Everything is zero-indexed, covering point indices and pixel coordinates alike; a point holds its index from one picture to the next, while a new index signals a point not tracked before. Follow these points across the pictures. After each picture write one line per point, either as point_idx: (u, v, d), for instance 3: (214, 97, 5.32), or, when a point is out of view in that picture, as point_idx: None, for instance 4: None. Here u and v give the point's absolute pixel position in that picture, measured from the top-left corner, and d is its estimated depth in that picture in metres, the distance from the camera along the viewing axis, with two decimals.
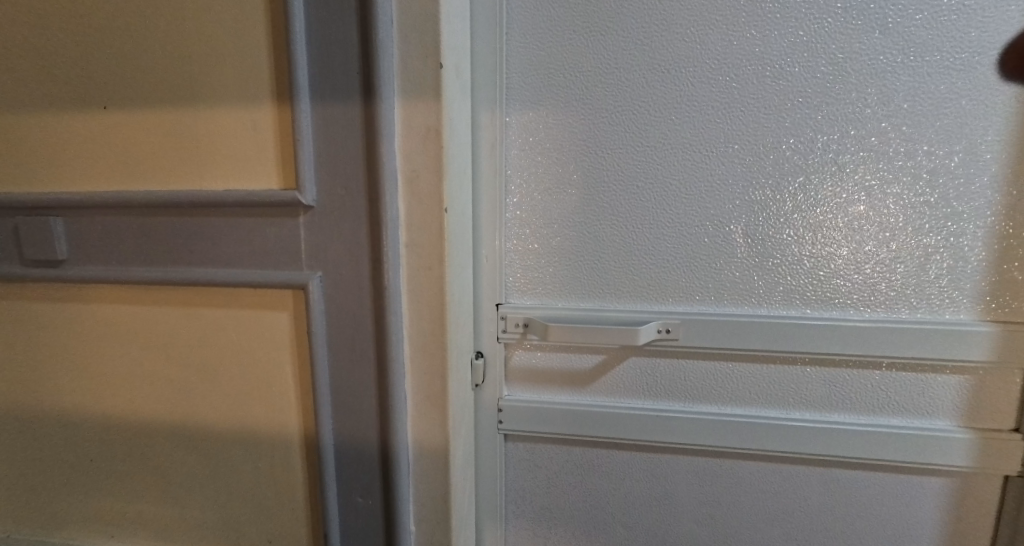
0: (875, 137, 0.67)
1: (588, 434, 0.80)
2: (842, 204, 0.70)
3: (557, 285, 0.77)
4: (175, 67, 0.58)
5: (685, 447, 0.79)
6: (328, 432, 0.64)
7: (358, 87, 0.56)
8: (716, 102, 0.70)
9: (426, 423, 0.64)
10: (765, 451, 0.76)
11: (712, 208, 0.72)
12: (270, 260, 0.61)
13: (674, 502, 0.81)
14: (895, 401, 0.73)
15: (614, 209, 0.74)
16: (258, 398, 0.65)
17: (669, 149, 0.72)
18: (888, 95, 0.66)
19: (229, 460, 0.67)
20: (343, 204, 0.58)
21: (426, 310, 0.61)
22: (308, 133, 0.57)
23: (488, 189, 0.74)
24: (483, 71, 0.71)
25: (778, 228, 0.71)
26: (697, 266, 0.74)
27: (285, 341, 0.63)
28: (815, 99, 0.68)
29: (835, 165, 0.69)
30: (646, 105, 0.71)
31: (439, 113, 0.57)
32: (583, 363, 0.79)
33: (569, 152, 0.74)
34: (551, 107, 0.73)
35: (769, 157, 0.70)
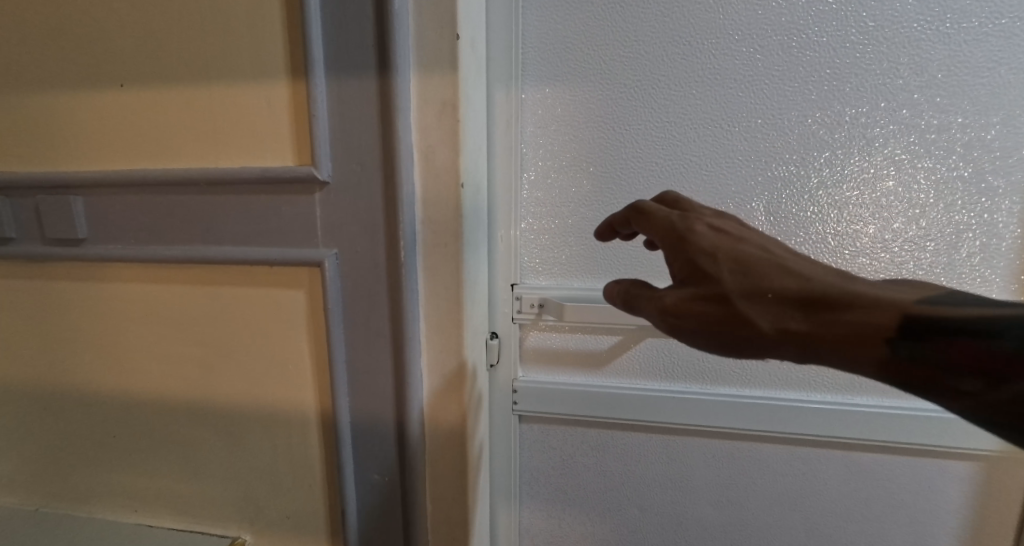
0: (907, 108, 0.64)
1: (606, 417, 0.78)
2: (869, 178, 0.67)
3: (573, 265, 0.76)
4: (197, 47, 0.60)
5: (703, 430, 0.77)
6: (345, 408, 0.65)
7: (372, 61, 0.55)
8: (739, 75, 0.67)
9: (442, 401, 0.64)
10: (785, 434, 0.75)
11: (733, 185, 0.70)
12: (288, 235, 0.62)
13: (691, 484, 0.80)
14: None
15: (631, 188, 0.72)
16: (279, 366, 0.68)
17: (690, 125, 0.69)
18: (922, 65, 0.63)
19: (255, 424, 0.71)
20: (357, 180, 0.58)
21: (442, 289, 0.61)
22: (323, 108, 0.57)
23: (504, 169, 0.73)
24: (499, 47, 0.70)
25: (801, 205, 0.69)
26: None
27: (301, 312, 0.65)
28: (843, 70, 0.65)
29: (861, 138, 0.66)
30: (667, 79, 0.69)
31: (456, 88, 0.55)
32: (601, 346, 0.77)
33: (588, 129, 0.72)
34: (568, 83, 0.71)
35: (793, 132, 0.67)
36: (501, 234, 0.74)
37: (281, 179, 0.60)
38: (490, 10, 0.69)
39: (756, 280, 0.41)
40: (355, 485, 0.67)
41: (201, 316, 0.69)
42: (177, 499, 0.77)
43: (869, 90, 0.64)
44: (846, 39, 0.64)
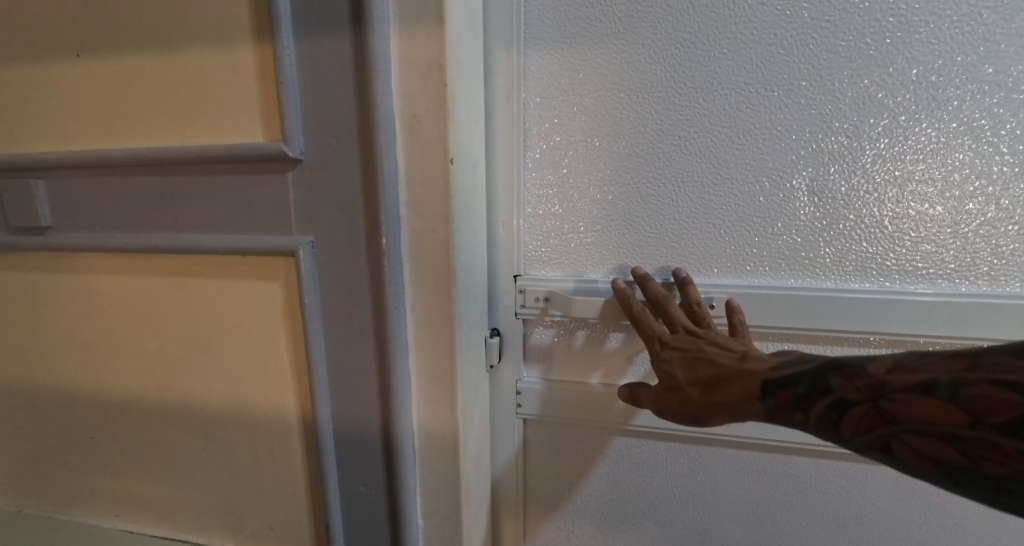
0: (990, 64, 0.54)
1: (622, 422, 0.70)
2: (937, 149, 0.57)
3: (586, 253, 0.67)
4: (155, 7, 0.53)
5: (728, 439, 0.69)
6: (326, 414, 0.58)
7: (346, 15, 0.47)
8: (782, 29, 0.58)
9: (434, 408, 0.57)
10: (822, 445, 0.66)
11: (770, 160, 0.60)
12: (257, 223, 0.55)
13: (714, 500, 0.72)
14: None
15: (651, 166, 0.63)
16: (257, 365, 0.61)
17: (720, 91, 0.60)
18: (1011, 10, 0.53)
19: (232, 433, 0.65)
20: (334, 158, 0.51)
21: (431, 281, 0.53)
22: (292, 73, 0.49)
23: (506, 144, 0.65)
24: (499, 7, 0.62)
25: (852, 182, 0.59)
26: (751, 231, 0.62)
27: (279, 305, 0.58)
28: (909, 20, 0.55)
29: (930, 99, 0.56)
30: (693, 38, 0.60)
31: (444, 45, 0.48)
32: (615, 345, 0.69)
33: (602, 98, 0.63)
34: (578, 45, 0.62)
35: (846, 95, 0.58)
36: (503, 219, 0.66)
37: (247, 156, 0.52)
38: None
39: (692, 368, 0.54)
40: (340, 498, 0.61)
41: (172, 309, 0.63)
42: (154, 508, 0.72)
43: (941, 42, 0.55)
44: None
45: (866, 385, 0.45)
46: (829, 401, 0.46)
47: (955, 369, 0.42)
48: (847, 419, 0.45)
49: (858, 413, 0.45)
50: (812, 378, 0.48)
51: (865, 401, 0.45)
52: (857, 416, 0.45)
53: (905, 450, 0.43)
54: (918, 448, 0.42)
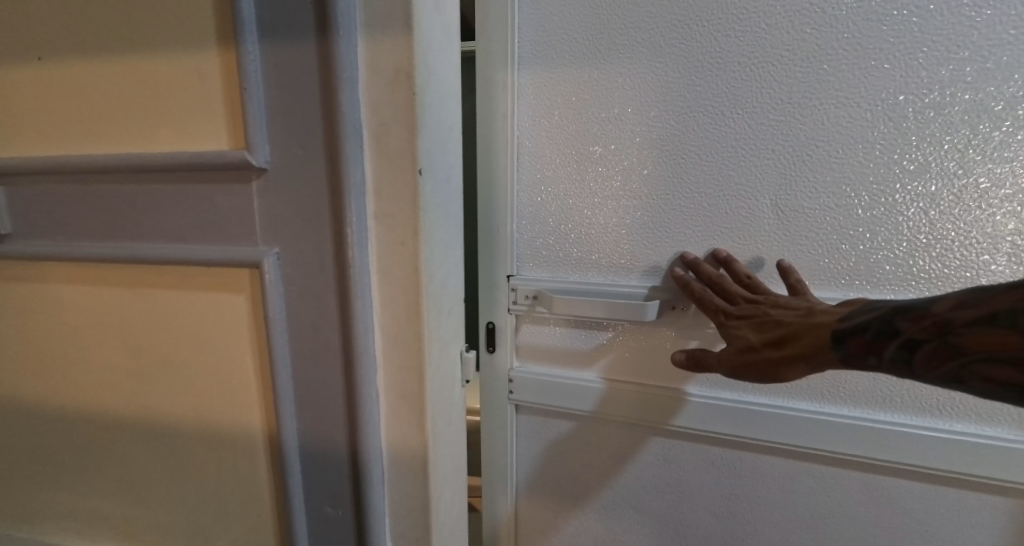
0: (935, 88, 0.60)
1: (599, 413, 0.79)
2: (897, 164, 0.62)
3: (568, 259, 0.76)
4: (120, 11, 0.51)
5: (707, 435, 0.76)
6: (291, 431, 0.56)
7: (310, 20, 0.46)
8: (744, 58, 0.64)
9: (403, 424, 0.55)
10: (795, 447, 0.72)
11: (735, 175, 0.67)
12: (221, 233, 0.53)
13: (691, 492, 0.79)
14: (957, 403, 0.66)
15: (628, 179, 0.71)
16: (222, 380, 0.59)
17: (689, 112, 0.67)
18: (953, 41, 0.58)
19: (193, 453, 0.62)
20: (300, 167, 0.49)
21: (399, 294, 0.52)
22: (256, 79, 0.48)
23: (503, 161, 0.75)
24: (493, 40, 0.72)
25: (812, 197, 0.65)
26: (719, 240, 0.69)
27: (244, 318, 0.56)
28: (859, 49, 0.61)
29: (887, 120, 0.61)
30: (665, 65, 0.67)
31: (412, 52, 0.46)
32: (594, 343, 0.78)
33: (583, 117, 0.71)
34: (560, 70, 0.71)
35: (802, 117, 0.64)
36: (501, 225, 0.77)
37: (210, 164, 0.51)
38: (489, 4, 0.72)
39: (760, 330, 0.57)
40: (306, 518, 0.59)
41: (136, 319, 0.60)
42: (115, 530, 0.69)
43: (897, 66, 0.60)
44: (873, 12, 0.60)
45: (932, 323, 0.45)
46: (898, 342, 0.47)
47: (1015, 299, 0.42)
48: (916, 358, 0.46)
49: (926, 349, 0.46)
50: (878, 324, 0.48)
51: (932, 338, 0.45)
52: (927, 354, 0.46)
53: (976, 378, 0.44)
54: (988, 376, 0.43)
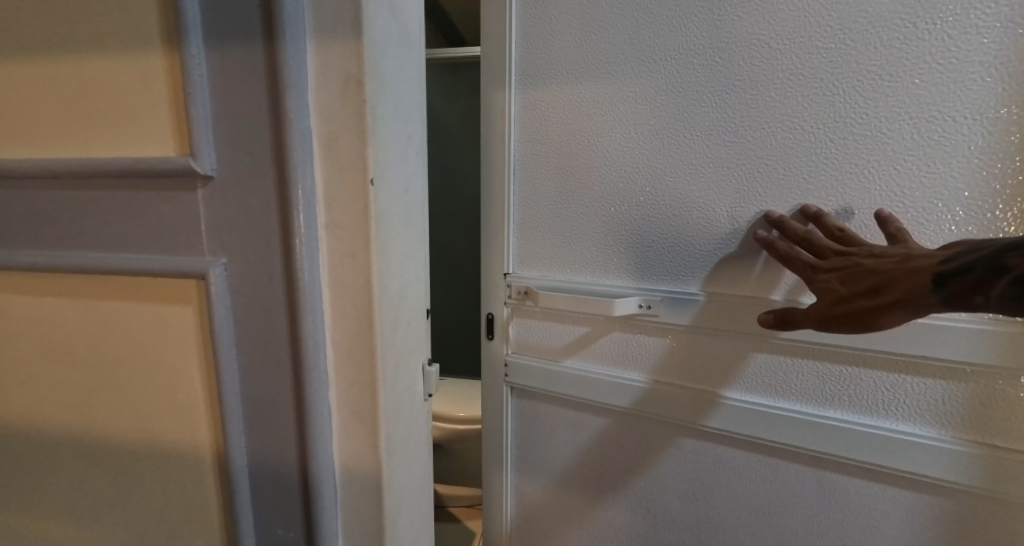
0: (874, 113, 0.64)
1: (578, 397, 0.88)
2: (840, 182, 0.66)
3: (553, 260, 0.87)
4: (60, 12, 0.49)
5: (668, 422, 0.82)
6: (239, 450, 0.54)
7: (257, 24, 0.45)
8: (701, 83, 0.72)
9: (356, 442, 0.53)
10: (747, 436, 0.77)
11: (695, 189, 0.74)
12: (166, 243, 0.51)
13: (659, 478, 0.85)
14: (902, 405, 0.68)
15: (601, 190, 0.80)
16: (168, 396, 0.56)
17: (654, 131, 0.75)
18: (890, 69, 0.63)
19: (140, 473, 0.59)
20: (247, 175, 0.47)
21: (351, 307, 0.50)
22: (202, 84, 0.46)
23: (498, 172, 0.88)
24: (490, 68, 0.85)
25: (764, 210, 0.70)
26: (681, 248, 0.76)
27: (191, 332, 0.53)
28: (803, 77, 0.67)
29: (828, 142, 0.66)
30: (632, 89, 0.76)
31: (363, 59, 0.45)
32: (576, 335, 0.87)
33: (564, 133, 0.82)
34: (547, 92, 0.82)
35: (753, 137, 0.70)
36: (494, 228, 0.90)
37: (153, 171, 0.48)
38: (486, 40, 0.85)
39: (849, 281, 0.57)
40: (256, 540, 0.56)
41: (79, 331, 0.57)
42: None
43: (836, 93, 0.65)
44: (813, 44, 0.66)
45: None
46: (1009, 279, 0.45)
47: None
48: None
49: None
50: (986, 263, 0.46)
51: None
52: None
53: None
54: None
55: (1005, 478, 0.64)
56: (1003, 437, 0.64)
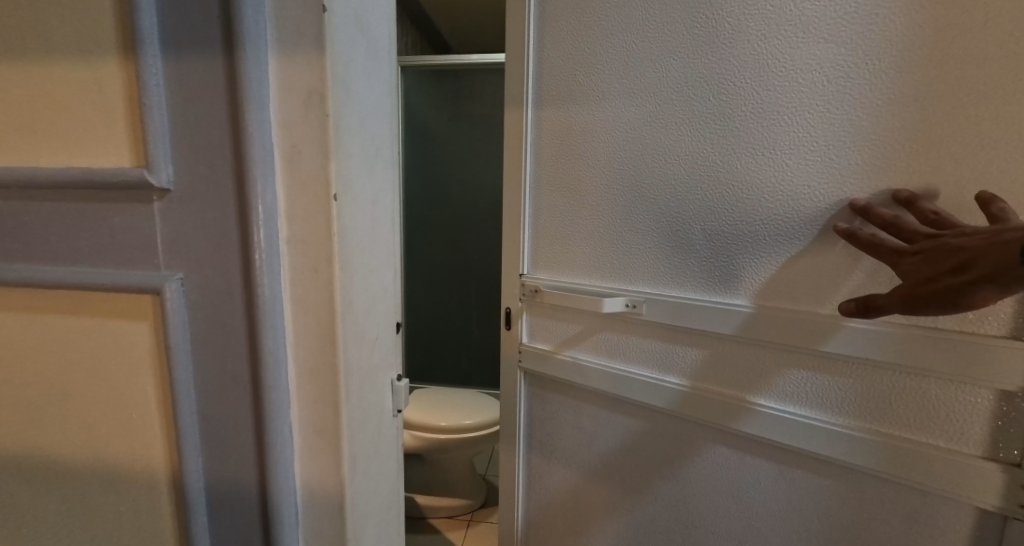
0: (823, 137, 0.71)
1: (579, 382, 1.01)
2: (796, 199, 0.73)
3: (562, 264, 1.01)
4: (11, 14, 0.47)
5: (648, 406, 0.92)
6: (195, 470, 0.52)
7: (216, 35, 0.44)
8: (675, 114, 0.83)
9: (318, 462, 0.52)
10: (709, 423, 0.85)
11: (672, 204, 0.84)
12: (119, 257, 0.49)
13: (642, 456, 0.94)
14: (847, 400, 0.72)
15: (597, 205, 0.93)
16: (120, 414, 0.54)
17: (637, 154, 0.87)
18: (835, 99, 0.69)
19: (90, 494, 0.57)
20: (206, 188, 0.46)
21: (313, 323, 0.49)
22: (158, 93, 0.45)
23: (516, 190, 1.04)
24: (513, 98, 1.02)
25: (730, 224, 0.79)
26: (661, 256, 0.87)
27: (145, 347, 0.51)
28: (760, 107, 0.75)
29: (784, 163, 0.74)
30: (620, 118, 0.88)
31: (325, 73, 0.45)
32: (576, 330, 1.00)
33: (570, 155, 0.96)
34: (561, 118, 0.96)
35: (720, 160, 0.79)
36: (513, 236, 1.07)
37: (106, 182, 0.47)
38: (510, 77, 1.02)
39: (934, 262, 0.56)
40: None
41: (26, 347, 0.55)
42: None
43: (792, 121, 0.73)
44: (771, 79, 0.74)
45: None
46: None
47: None
48: None
49: None
50: None
51: None
52: None
53: None
54: None
55: (917, 463, 0.68)
56: (914, 426, 0.68)
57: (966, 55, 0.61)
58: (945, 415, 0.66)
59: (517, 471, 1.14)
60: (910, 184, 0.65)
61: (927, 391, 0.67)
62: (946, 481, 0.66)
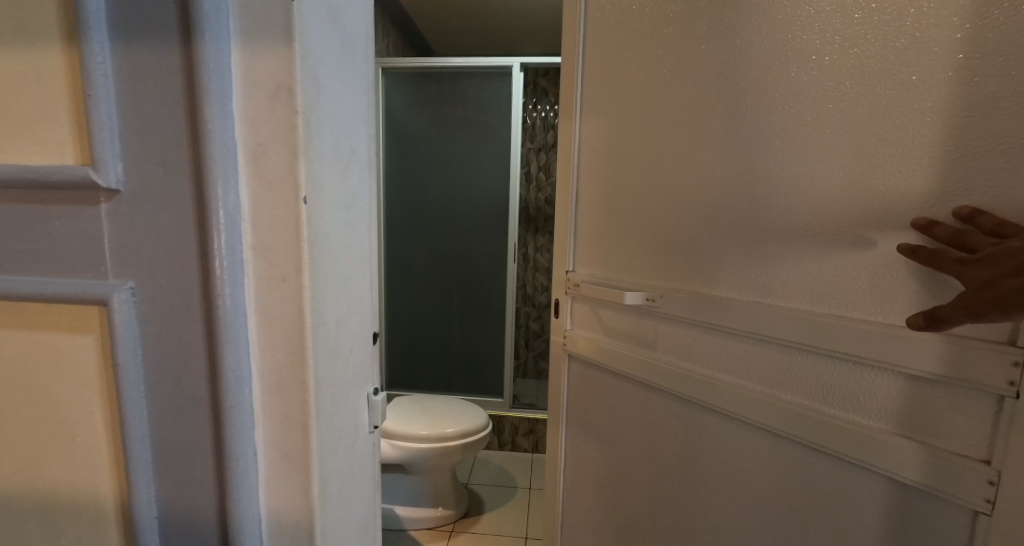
0: (811, 145, 0.73)
1: (610, 367, 1.07)
2: (790, 201, 0.76)
3: (600, 260, 1.07)
4: None
5: (667, 391, 0.96)
6: (146, 497, 0.47)
7: (172, 22, 0.40)
8: (691, 121, 0.88)
9: (286, 486, 0.48)
10: (708, 402, 0.88)
11: (688, 204, 0.89)
12: (61, 264, 0.44)
13: (660, 435, 0.99)
14: (795, 381, 0.77)
15: (630, 203, 0.99)
16: (63, 437, 0.49)
17: (661, 158, 0.93)
18: (821, 109, 0.72)
19: (28, 524, 0.51)
20: (160, 188, 0.42)
21: (281, 338, 0.45)
22: (105, 84, 0.41)
23: (566, 189, 1.13)
24: (565, 103, 1.11)
25: (733, 224, 0.83)
26: (678, 252, 0.91)
27: (91, 364, 0.47)
28: (758, 117, 0.79)
29: (780, 168, 0.76)
30: (649, 123, 0.94)
31: (294, 66, 0.41)
32: (607, 318, 1.07)
33: (609, 158, 1.03)
34: (603, 123, 1.04)
35: (726, 163, 0.83)
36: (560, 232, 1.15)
37: (45, 182, 0.42)
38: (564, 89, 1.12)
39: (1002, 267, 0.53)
40: None
41: None
42: None
43: (787, 127, 0.75)
44: (776, 84, 0.76)
45: None
46: None
47: None
48: None
49: None
50: None
51: None
52: None
53: None
54: None
55: (837, 437, 0.72)
56: (859, 410, 0.70)
57: (946, 62, 0.60)
58: (856, 393, 0.70)
59: (558, 447, 1.24)
60: (893, 191, 0.65)
61: (872, 379, 0.69)
62: (891, 466, 0.67)
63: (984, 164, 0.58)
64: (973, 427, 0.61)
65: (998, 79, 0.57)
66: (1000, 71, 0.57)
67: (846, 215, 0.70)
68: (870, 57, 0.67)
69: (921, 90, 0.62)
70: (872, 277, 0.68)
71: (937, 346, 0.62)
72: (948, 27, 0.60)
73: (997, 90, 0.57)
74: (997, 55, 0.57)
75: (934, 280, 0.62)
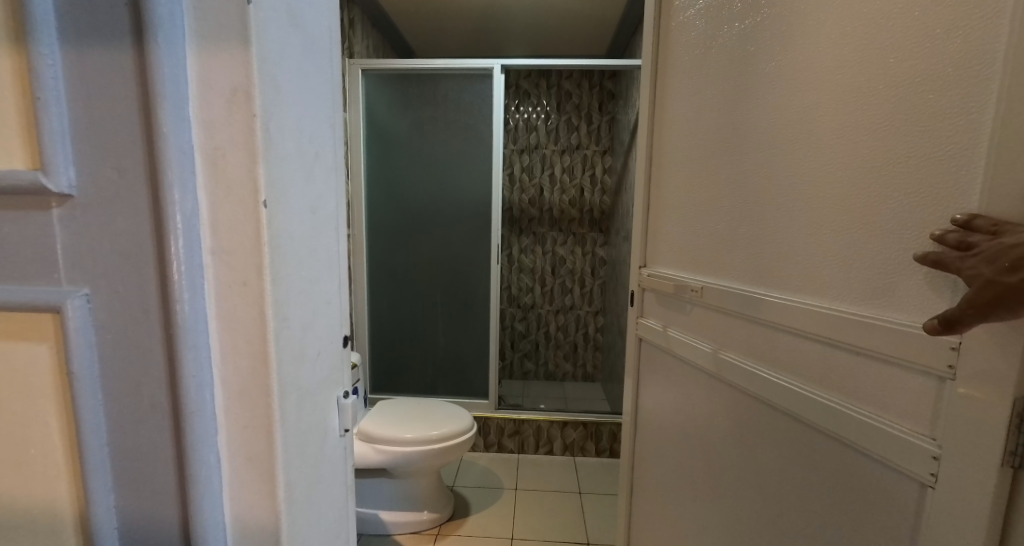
0: (797, 147, 0.78)
1: (673, 352, 1.09)
2: (780, 197, 0.81)
3: (666, 254, 1.12)
4: None
5: (710, 376, 0.97)
6: (106, 505, 0.46)
7: (126, 26, 0.39)
8: (723, 126, 0.94)
9: (250, 490, 0.47)
10: (729, 381, 0.92)
11: (724, 200, 0.93)
12: (11, 271, 0.43)
13: (693, 421, 1.02)
14: (779, 360, 0.82)
15: (688, 199, 1.04)
16: (16, 447, 0.47)
17: (707, 158, 0.98)
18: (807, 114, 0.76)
19: None
20: (116, 193, 0.41)
21: (242, 344, 0.45)
22: (55, 88, 0.40)
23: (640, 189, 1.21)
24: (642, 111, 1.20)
25: (746, 219, 0.88)
26: (717, 244, 0.95)
27: (44, 373, 0.45)
28: (765, 120, 0.84)
29: (777, 167, 0.81)
30: (701, 127, 1.00)
31: (252, 70, 0.41)
32: (667, 308, 1.11)
33: (674, 159, 1.09)
34: (669, 128, 1.11)
35: (743, 162, 0.89)
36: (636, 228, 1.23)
37: None
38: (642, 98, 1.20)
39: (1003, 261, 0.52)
40: None
41: None
42: None
43: (781, 131, 0.81)
44: (775, 91, 0.82)
45: None
46: None
47: None
48: None
49: None
50: None
51: None
52: None
53: None
54: None
55: (808, 409, 0.76)
56: (827, 387, 0.74)
57: (897, 71, 0.64)
58: (822, 370, 0.74)
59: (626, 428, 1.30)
60: (857, 192, 0.69)
61: (843, 361, 0.71)
62: (854, 439, 0.70)
63: (933, 165, 0.60)
64: (919, 413, 0.63)
65: (944, 85, 0.59)
66: (945, 78, 0.59)
67: (821, 213, 0.74)
68: (842, 67, 0.71)
69: (884, 95, 0.65)
70: (843, 272, 0.71)
71: (886, 332, 0.65)
72: (900, 39, 0.63)
73: (943, 94, 0.59)
74: (947, 60, 0.59)
75: (895, 276, 0.65)
